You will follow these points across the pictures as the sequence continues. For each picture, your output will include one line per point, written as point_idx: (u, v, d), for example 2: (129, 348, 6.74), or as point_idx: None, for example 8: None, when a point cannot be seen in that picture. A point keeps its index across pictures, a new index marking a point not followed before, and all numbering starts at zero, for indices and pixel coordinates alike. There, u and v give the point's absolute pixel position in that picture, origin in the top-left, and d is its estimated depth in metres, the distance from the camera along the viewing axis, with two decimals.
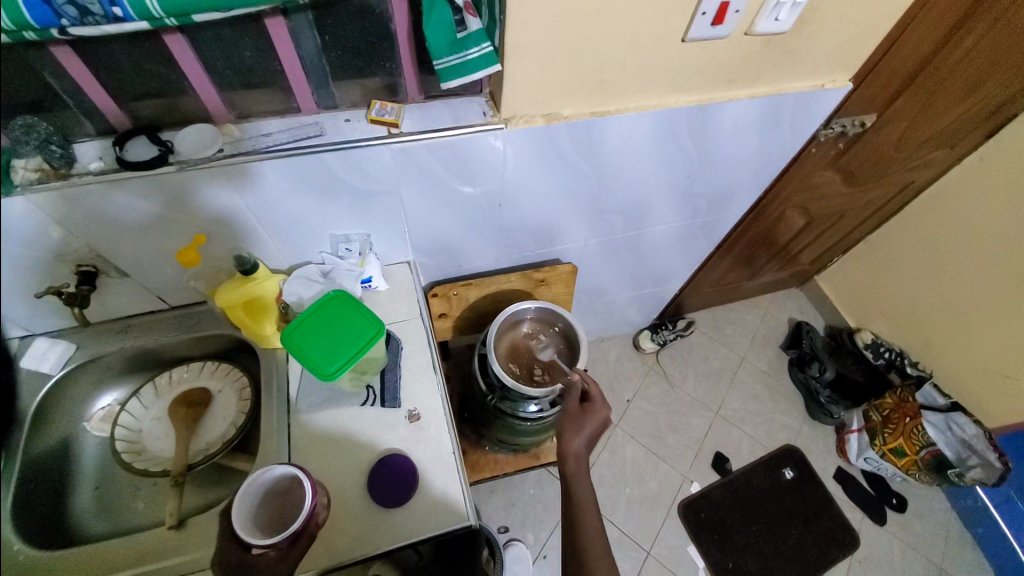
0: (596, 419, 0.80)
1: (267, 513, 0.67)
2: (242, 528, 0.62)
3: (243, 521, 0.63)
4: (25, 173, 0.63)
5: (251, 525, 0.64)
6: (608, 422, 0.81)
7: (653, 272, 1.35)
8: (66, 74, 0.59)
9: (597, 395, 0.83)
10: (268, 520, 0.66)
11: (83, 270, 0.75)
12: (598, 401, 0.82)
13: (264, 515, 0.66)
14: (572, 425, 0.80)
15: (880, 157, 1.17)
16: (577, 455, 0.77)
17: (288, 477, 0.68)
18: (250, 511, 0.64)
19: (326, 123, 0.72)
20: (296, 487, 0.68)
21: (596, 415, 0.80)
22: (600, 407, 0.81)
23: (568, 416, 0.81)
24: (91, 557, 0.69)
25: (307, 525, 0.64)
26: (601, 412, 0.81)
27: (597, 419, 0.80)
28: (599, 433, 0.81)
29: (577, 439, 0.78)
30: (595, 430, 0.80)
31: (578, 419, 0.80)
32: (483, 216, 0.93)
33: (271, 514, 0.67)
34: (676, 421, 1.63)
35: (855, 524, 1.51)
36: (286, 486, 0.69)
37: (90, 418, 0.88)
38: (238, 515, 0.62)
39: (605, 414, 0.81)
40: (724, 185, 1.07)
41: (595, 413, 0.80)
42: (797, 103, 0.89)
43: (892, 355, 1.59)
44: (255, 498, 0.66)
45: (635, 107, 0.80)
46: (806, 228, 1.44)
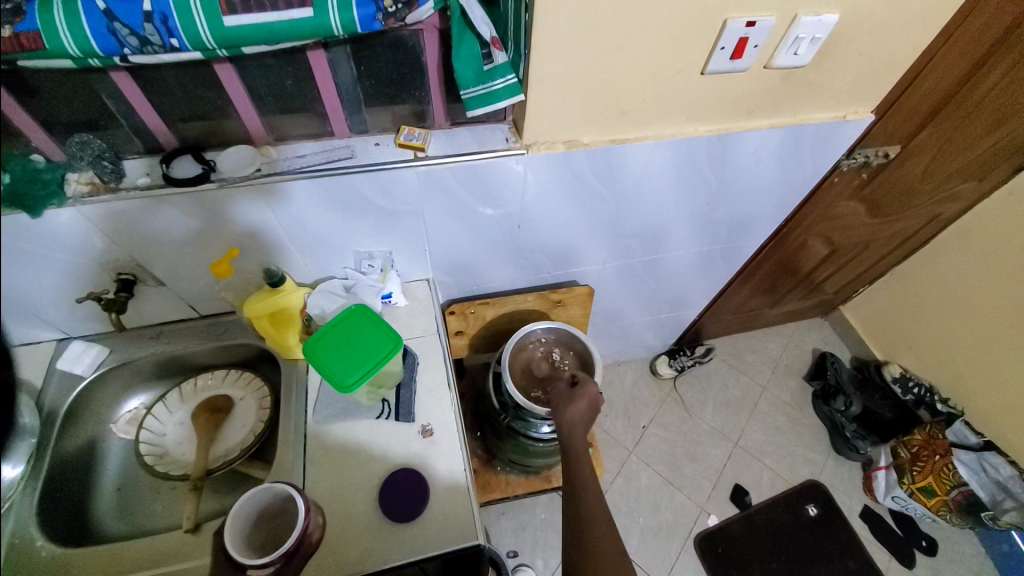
0: (586, 394, 0.82)
1: (261, 532, 0.67)
2: (234, 547, 0.63)
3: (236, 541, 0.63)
4: (77, 186, 0.67)
5: (245, 544, 0.65)
6: (598, 398, 0.83)
7: (671, 296, 1.34)
8: (122, 97, 0.63)
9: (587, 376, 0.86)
10: (262, 540, 0.67)
11: (123, 277, 0.80)
12: (588, 379, 0.84)
13: (258, 536, 0.67)
14: (562, 400, 0.83)
15: (905, 187, 1.15)
16: (572, 425, 0.79)
17: (281, 497, 0.69)
18: (241, 532, 0.65)
19: (357, 146, 0.76)
20: (289, 507, 0.69)
21: (583, 392, 0.82)
22: (590, 384, 0.83)
23: (558, 394, 0.84)
24: (107, 557, 0.70)
25: (300, 545, 0.65)
26: (591, 388, 0.83)
27: (587, 396, 0.82)
28: (594, 410, 0.83)
29: (568, 409, 0.80)
30: (587, 405, 0.82)
31: (570, 395, 0.83)
32: (502, 237, 0.95)
33: (266, 533, 0.68)
34: (693, 450, 1.59)
35: (883, 569, 1.43)
36: (279, 505, 0.69)
37: (117, 420, 0.91)
38: (230, 534, 0.63)
39: (595, 390, 0.83)
40: (744, 213, 1.07)
41: (585, 388, 0.83)
42: (819, 134, 0.90)
43: (921, 391, 1.53)
44: (250, 517, 0.66)
45: (655, 135, 0.81)
46: (829, 257, 1.42)
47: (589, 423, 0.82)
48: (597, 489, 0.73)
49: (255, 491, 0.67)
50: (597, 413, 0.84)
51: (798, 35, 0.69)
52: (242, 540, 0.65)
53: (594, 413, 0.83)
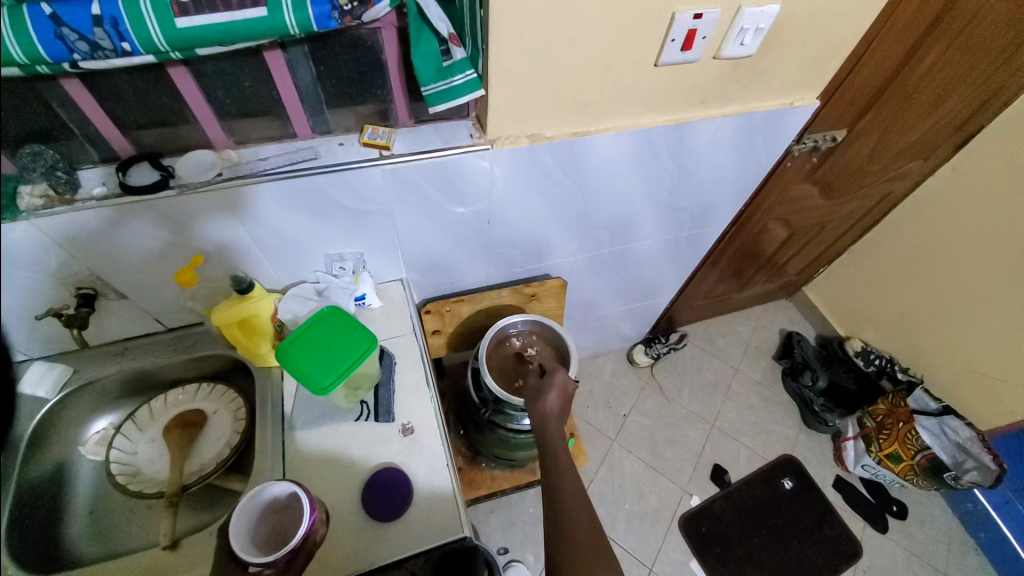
0: (554, 382, 0.85)
1: (265, 529, 0.67)
2: (242, 544, 0.62)
3: (243, 538, 0.63)
4: (31, 199, 0.65)
5: (250, 542, 0.64)
6: (569, 383, 0.85)
7: (643, 285, 1.38)
8: (74, 105, 0.62)
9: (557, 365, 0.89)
10: (266, 537, 0.66)
11: (83, 293, 0.77)
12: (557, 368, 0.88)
13: (262, 533, 0.66)
14: (536, 394, 0.86)
15: (854, 169, 1.22)
16: (546, 413, 0.82)
17: (285, 494, 0.68)
18: (247, 529, 0.65)
19: (321, 147, 0.75)
20: (294, 504, 0.68)
21: (553, 383, 0.85)
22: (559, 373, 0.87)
23: (532, 389, 0.88)
24: None
25: (305, 542, 0.64)
26: (561, 376, 0.86)
27: (558, 384, 0.85)
28: (568, 397, 0.85)
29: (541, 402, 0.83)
30: (559, 393, 0.84)
31: (543, 389, 0.86)
32: (474, 233, 0.96)
33: (270, 530, 0.67)
34: (672, 435, 1.63)
35: (857, 535, 1.50)
36: (283, 503, 0.69)
37: (85, 442, 0.88)
38: (237, 531, 0.63)
39: (563, 376, 0.86)
40: (706, 200, 1.11)
41: (555, 378, 0.86)
42: (769, 121, 0.94)
43: (882, 362, 1.62)
44: (255, 514, 0.66)
45: (617, 126, 0.84)
46: (789, 240, 1.48)
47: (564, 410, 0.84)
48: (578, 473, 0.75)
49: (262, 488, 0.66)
50: (572, 399, 0.86)
51: (743, 26, 0.72)
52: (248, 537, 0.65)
53: (570, 401, 0.85)
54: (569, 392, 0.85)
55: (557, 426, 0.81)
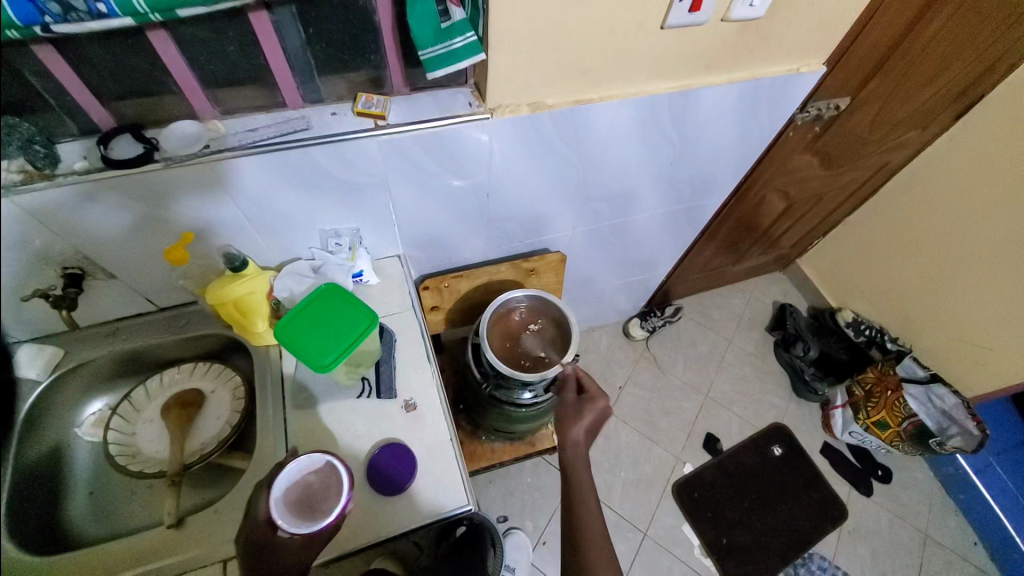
0: (594, 408, 0.84)
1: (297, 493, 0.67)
2: (276, 503, 0.64)
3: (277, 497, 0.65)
4: (7, 174, 0.61)
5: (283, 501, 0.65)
6: (604, 416, 0.84)
7: (641, 259, 1.38)
8: (47, 73, 0.58)
9: (598, 391, 0.87)
10: (297, 504, 0.66)
11: (70, 273, 0.75)
12: (597, 396, 0.86)
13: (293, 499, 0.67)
14: (569, 415, 0.85)
15: (854, 139, 1.20)
16: (577, 443, 0.82)
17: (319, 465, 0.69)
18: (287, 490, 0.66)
19: (313, 117, 0.72)
20: (328, 479, 0.68)
21: (594, 407, 0.84)
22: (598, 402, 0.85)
23: (567, 407, 0.86)
24: (90, 561, 0.68)
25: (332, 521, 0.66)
26: (600, 409, 0.84)
27: (596, 409, 0.84)
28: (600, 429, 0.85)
29: (574, 428, 0.82)
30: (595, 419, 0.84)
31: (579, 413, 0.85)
32: (473, 207, 0.94)
33: (301, 496, 0.67)
34: (667, 406, 1.66)
35: (841, 497, 1.56)
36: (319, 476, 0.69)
37: (81, 424, 0.87)
38: (275, 489, 0.65)
39: (603, 403, 0.85)
40: (707, 171, 1.09)
41: (593, 409, 0.85)
42: (774, 88, 0.92)
43: (873, 333, 1.65)
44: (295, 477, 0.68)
45: (619, 93, 0.81)
46: (786, 212, 1.48)
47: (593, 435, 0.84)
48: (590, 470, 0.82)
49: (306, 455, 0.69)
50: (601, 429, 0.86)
51: None
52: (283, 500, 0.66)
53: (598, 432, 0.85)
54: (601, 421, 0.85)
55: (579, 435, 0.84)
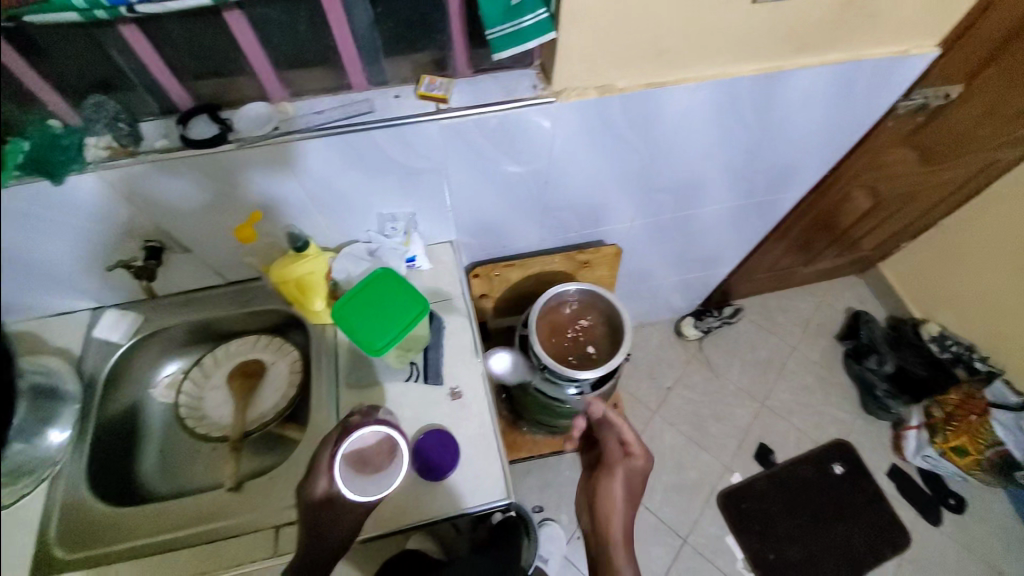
0: (636, 466, 0.88)
1: (358, 456, 0.71)
2: (337, 462, 0.68)
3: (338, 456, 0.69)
4: (96, 151, 0.66)
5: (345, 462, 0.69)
6: (648, 473, 0.88)
7: (701, 256, 1.30)
8: (132, 52, 0.61)
9: (640, 448, 0.88)
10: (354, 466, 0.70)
11: (150, 245, 0.79)
12: (642, 455, 0.88)
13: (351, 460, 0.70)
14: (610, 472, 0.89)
15: (961, 137, 1.05)
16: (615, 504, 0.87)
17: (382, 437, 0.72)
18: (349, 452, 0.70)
19: (377, 100, 0.71)
20: (389, 452, 0.71)
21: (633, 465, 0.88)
22: (643, 459, 0.88)
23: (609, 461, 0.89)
24: (154, 516, 0.73)
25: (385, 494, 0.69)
26: (644, 466, 0.88)
27: (636, 466, 0.88)
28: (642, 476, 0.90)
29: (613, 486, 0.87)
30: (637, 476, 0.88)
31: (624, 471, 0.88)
32: (530, 195, 0.91)
33: (359, 459, 0.71)
34: (718, 411, 1.58)
35: (907, 525, 1.43)
36: (380, 445, 0.72)
37: (156, 385, 0.93)
38: (339, 448, 0.69)
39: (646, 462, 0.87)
40: (785, 163, 1.00)
41: (638, 466, 0.88)
42: (876, 72, 0.82)
43: (959, 349, 1.48)
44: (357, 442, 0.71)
45: (695, 77, 0.75)
46: (872, 210, 1.34)
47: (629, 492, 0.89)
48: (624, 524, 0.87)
49: (374, 424, 0.71)
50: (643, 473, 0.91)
51: None
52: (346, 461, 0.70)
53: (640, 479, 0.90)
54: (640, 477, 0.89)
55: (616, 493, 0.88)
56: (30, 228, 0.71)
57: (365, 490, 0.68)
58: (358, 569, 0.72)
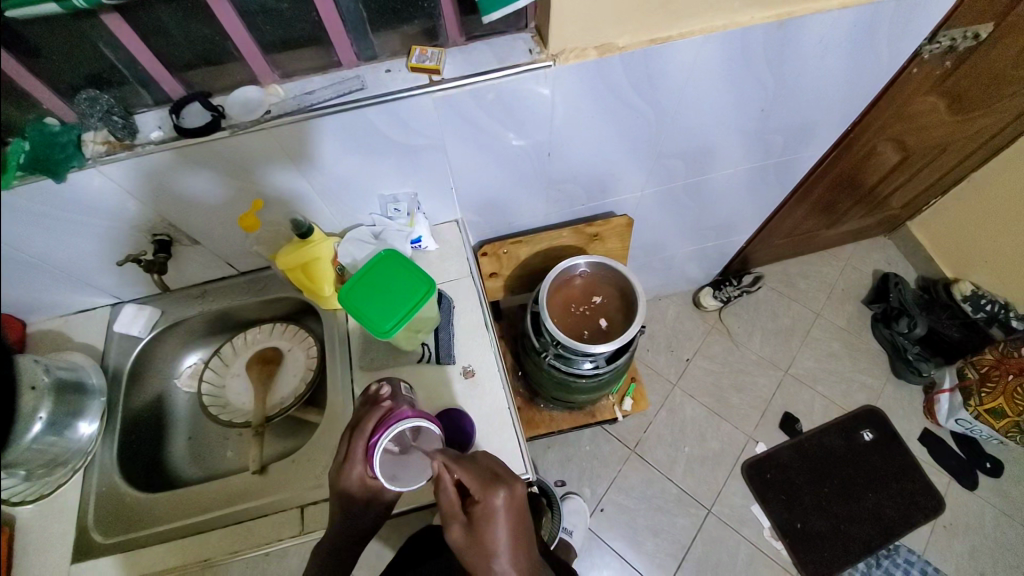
0: (502, 497, 0.60)
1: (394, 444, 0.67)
2: (377, 451, 0.64)
3: (377, 444, 0.64)
4: (94, 146, 0.66)
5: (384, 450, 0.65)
6: (510, 503, 0.60)
7: (717, 222, 1.25)
8: (119, 43, 0.60)
9: (475, 486, 0.60)
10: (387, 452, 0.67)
11: (159, 239, 0.81)
12: (480, 497, 0.60)
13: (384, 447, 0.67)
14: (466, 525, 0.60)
15: (998, 75, 0.98)
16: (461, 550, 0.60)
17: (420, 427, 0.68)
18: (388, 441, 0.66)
19: (367, 76, 0.69)
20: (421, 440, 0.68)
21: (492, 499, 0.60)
22: (488, 498, 0.60)
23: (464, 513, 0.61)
24: (179, 500, 0.77)
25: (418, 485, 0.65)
26: (500, 500, 0.60)
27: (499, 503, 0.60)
28: (518, 511, 0.61)
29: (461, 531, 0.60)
30: (504, 514, 0.60)
31: (481, 532, 0.59)
32: (533, 168, 0.88)
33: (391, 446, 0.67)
34: (740, 381, 1.55)
35: (941, 489, 1.40)
36: (413, 434, 0.68)
37: (180, 374, 0.96)
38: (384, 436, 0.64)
39: (512, 488, 0.61)
40: (803, 119, 0.94)
41: (489, 510, 0.60)
42: (899, 13, 0.75)
43: (995, 309, 1.41)
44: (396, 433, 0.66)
45: (701, 29, 0.70)
46: (900, 165, 1.26)
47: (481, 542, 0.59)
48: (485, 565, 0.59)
49: (414, 413, 0.66)
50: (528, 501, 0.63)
51: None
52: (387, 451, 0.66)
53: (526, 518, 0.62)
54: (506, 518, 0.60)
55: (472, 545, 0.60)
56: (44, 228, 0.72)
57: (399, 479, 0.64)
58: (388, 546, 0.72)
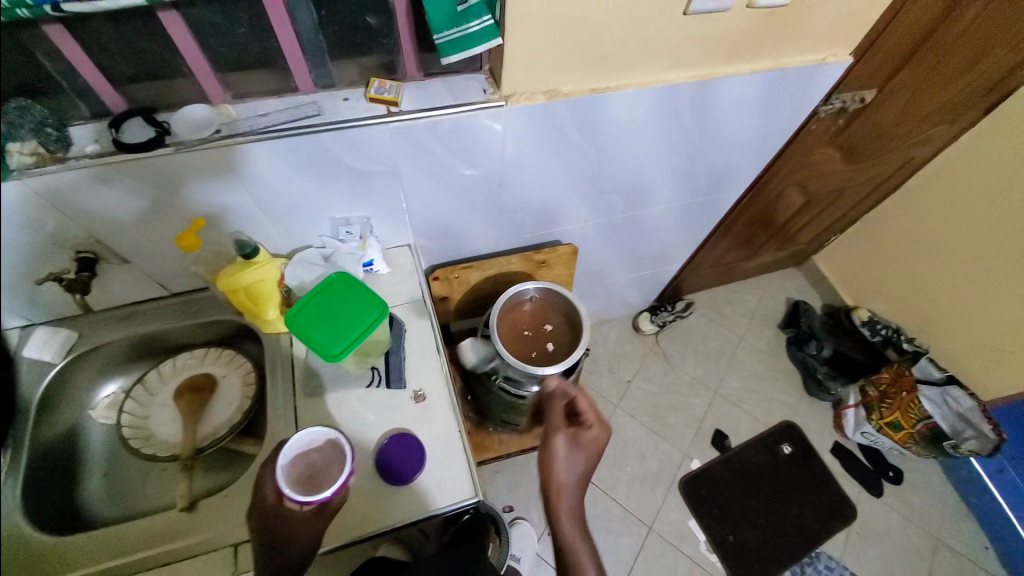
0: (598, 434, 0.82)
1: (300, 470, 0.69)
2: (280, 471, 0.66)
3: (282, 463, 0.67)
4: (21, 158, 0.61)
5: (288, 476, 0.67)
6: (604, 438, 0.82)
7: (653, 252, 1.35)
8: (57, 52, 0.58)
9: (593, 416, 0.83)
10: (297, 477, 0.68)
11: (82, 256, 0.75)
12: (592, 424, 0.82)
13: (295, 473, 0.69)
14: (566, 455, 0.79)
15: (879, 133, 1.17)
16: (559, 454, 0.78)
17: (328, 441, 0.71)
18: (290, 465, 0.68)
19: (325, 103, 0.71)
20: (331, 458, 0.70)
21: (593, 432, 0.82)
22: (597, 429, 0.82)
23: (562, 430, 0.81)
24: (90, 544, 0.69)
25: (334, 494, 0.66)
26: (599, 433, 0.82)
27: (594, 438, 0.81)
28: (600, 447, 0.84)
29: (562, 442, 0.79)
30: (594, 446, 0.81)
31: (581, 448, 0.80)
32: (485, 197, 0.93)
33: (301, 470, 0.69)
34: (676, 401, 1.64)
35: (852, 497, 1.54)
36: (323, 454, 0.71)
37: (95, 406, 0.88)
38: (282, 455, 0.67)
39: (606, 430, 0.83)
40: (724, 163, 1.06)
41: (593, 436, 0.82)
42: (800, 77, 0.89)
43: (888, 332, 1.61)
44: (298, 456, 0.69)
45: (637, 82, 0.79)
46: (806, 206, 1.44)
47: (580, 455, 0.80)
48: (575, 472, 0.78)
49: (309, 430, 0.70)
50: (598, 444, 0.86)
51: None
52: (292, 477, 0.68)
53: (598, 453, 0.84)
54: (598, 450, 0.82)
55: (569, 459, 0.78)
56: None
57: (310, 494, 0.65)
58: None
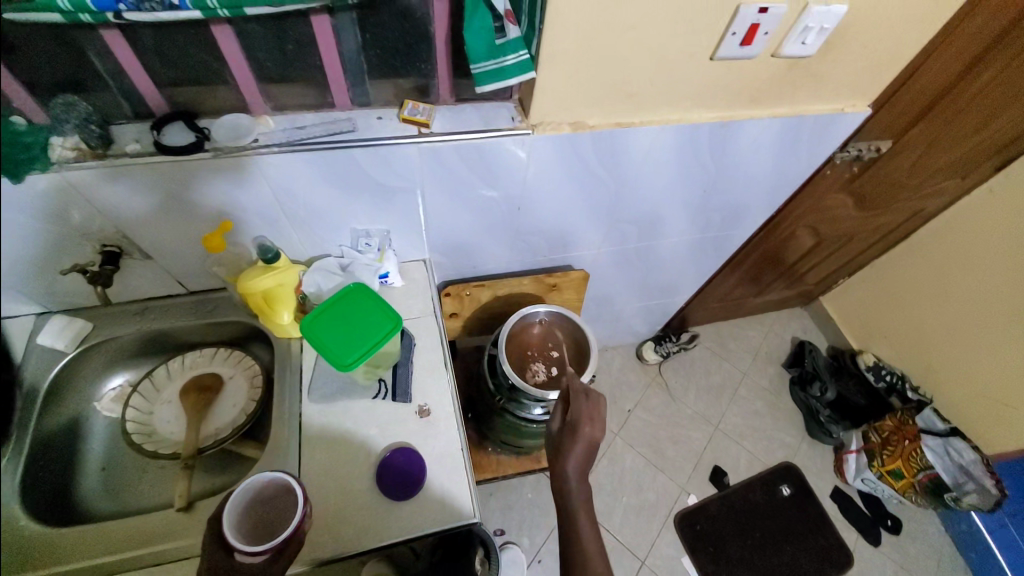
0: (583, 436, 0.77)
1: (252, 517, 0.65)
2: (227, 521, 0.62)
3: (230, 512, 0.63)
4: (62, 151, 0.64)
5: (237, 524, 0.63)
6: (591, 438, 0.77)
7: (662, 283, 1.37)
8: (110, 54, 0.61)
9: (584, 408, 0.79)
10: (250, 524, 0.65)
11: (107, 250, 0.76)
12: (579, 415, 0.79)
13: (247, 520, 0.65)
14: (558, 445, 0.79)
15: (892, 183, 1.19)
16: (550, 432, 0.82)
17: (282, 485, 0.68)
18: (240, 512, 0.64)
19: (359, 120, 0.74)
20: (285, 502, 0.66)
21: (580, 433, 0.77)
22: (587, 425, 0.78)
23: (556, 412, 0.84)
24: (81, 541, 0.68)
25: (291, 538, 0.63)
26: (586, 429, 0.78)
27: (584, 437, 0.77)
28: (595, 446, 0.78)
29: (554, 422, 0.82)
30: (584, 447, 0.77)
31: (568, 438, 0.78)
32: (504, 219, 0.94)
33: (254, 517, 0.65)
34: (675, 434, 1.63)
35: (850, 546, 1.51)
36: (278, 497, 0.67)
37: (101, 398, 0.88)
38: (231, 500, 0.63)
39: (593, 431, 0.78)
40: (738, 202, 1.08)
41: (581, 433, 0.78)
42: (818, 124, 0.91)
43: (893, 379, 1.59)
44: (248, 501, 0.65)
45: (659, 120, 0.81)
46: (817, 247, 1.45)
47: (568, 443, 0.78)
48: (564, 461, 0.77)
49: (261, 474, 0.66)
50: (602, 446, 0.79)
51: (807, 24, 0.70)
52: (240, 525, 0.63)
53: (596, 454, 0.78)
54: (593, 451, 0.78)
55: (559, 444, 0.79)
56: None
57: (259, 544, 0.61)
58: None
